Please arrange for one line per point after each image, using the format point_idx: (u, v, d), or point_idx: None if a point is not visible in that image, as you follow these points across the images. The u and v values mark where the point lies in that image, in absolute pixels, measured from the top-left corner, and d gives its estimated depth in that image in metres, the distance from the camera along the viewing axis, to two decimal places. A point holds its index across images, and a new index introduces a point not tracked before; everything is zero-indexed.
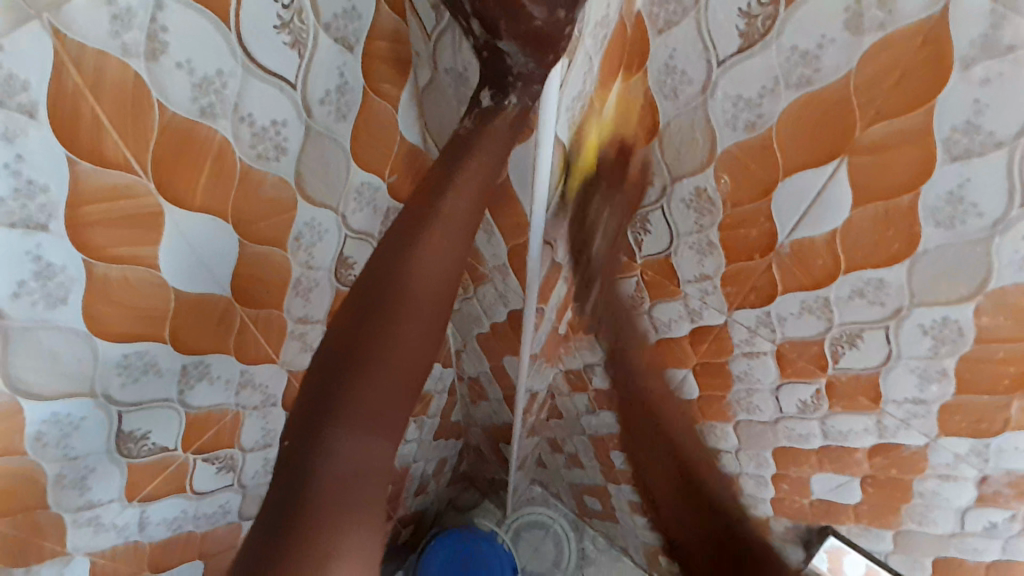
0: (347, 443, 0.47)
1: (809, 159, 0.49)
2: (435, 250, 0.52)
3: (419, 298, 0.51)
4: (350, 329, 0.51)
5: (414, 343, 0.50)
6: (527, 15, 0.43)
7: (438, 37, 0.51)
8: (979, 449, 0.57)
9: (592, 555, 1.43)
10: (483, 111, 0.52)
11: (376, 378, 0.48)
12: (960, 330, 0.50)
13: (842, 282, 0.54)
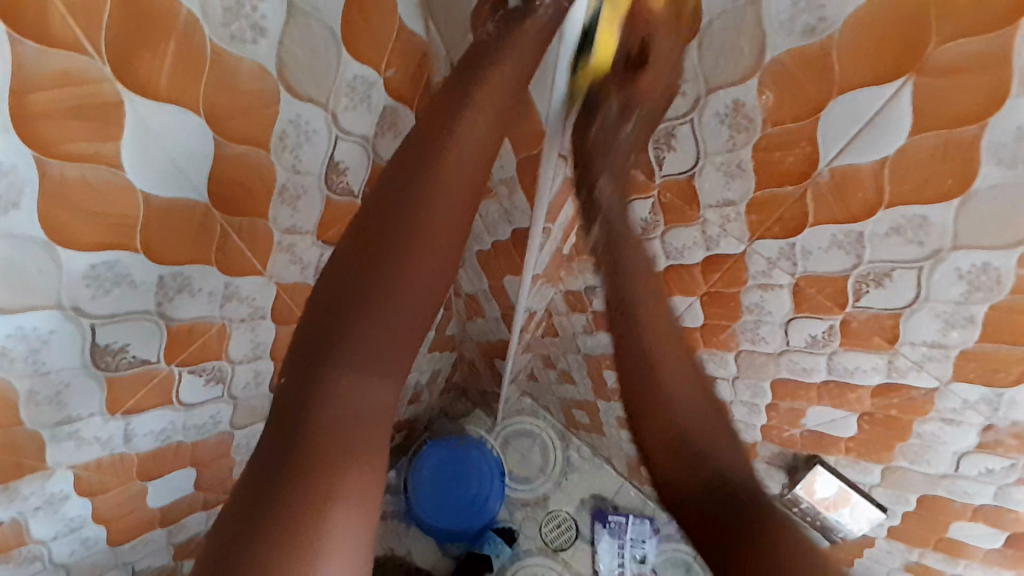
0: (350, 373, 0.50)
1: (872, 76, 0.42)
2: (448, 186, 0.50)
3: (423, 242, 0.50)
4: (347, 270, 0.50)
5: (417, 284, 0.51)
6: None
7: None
8: (990, 398, 0.57)
9: (575, 463, 1.46)
10: (510, 13, 0.50)
11: (378, 321, 0.50)
12: (999, 278, 0.47)
13: (882, 217, 0.49)
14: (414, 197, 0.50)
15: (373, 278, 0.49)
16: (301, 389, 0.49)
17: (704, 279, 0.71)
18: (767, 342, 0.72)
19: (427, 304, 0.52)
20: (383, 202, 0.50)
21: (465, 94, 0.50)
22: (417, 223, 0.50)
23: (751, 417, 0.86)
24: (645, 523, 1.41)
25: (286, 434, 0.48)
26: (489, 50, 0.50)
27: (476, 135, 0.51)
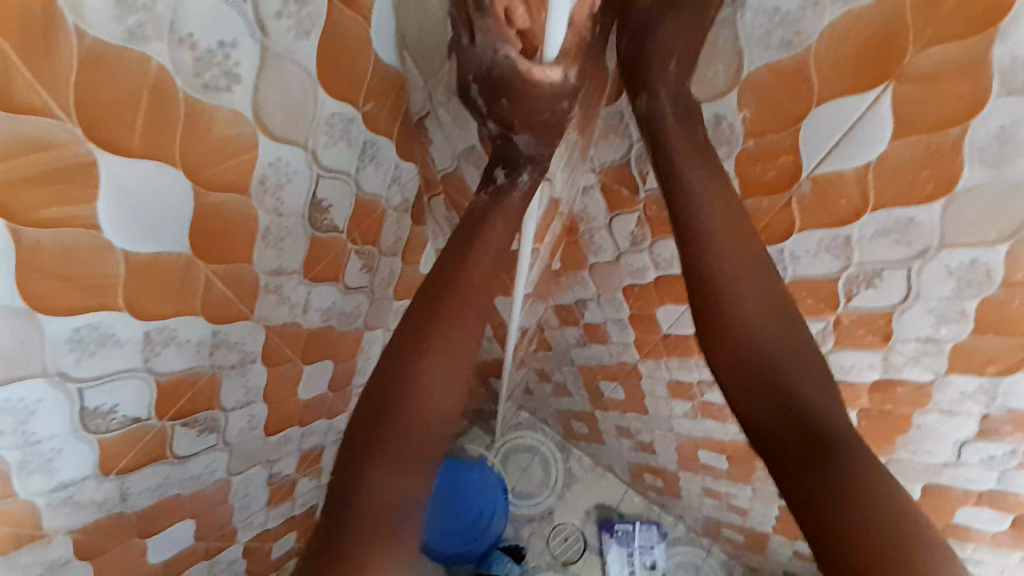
0: (382, 472, 0.54)
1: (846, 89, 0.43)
2: (463, 310, 0.58)
3: (445, 348, 0.57)
4: (386, 381, 0.57)
5: (437, 396, 0.57)
6: (535, 112, 0.50)
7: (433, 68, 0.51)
8: (987, 388, 0.57)
9: (578, 475, 1.52)
10: (497, 186, 0.58)
11: (402, 425, 0.55)
12: (989, 273, 0.47)
13: (870, 220, 0.49)
14: (430, 323, 0.57)
15: (399, 404, 0.56)
16: (350, 470, 0.55)
17: None
18: None
19: (451, 406, 0.59)
20: (409, 327, 0.58)
21: (477, 220, 0.59)
22: (436, 344, 0.57)
23: None
24: (651, 528, 1.48)
25: (338, 514, 0.54)
26: (483, 212, 0.59)
27: (484, 264, 0.59)
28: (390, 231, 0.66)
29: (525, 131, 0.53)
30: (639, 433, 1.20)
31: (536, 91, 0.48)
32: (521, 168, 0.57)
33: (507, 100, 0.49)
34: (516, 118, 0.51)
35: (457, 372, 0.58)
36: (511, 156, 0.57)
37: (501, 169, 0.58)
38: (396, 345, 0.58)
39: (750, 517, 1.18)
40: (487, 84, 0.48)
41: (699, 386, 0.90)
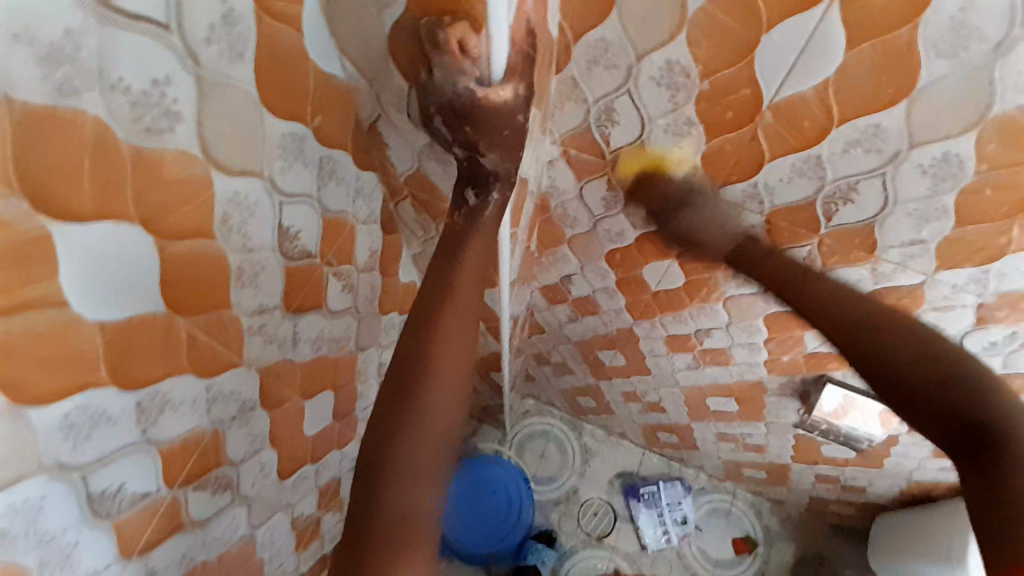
0: (399, 484, 0.53)
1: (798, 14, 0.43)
2: (459, 317, 0.57)
3: (445, 371, 0.56)
4: (393, 394, 0.55)
5: (441, 414, 0.55)
6: (495, 129, 0.51)
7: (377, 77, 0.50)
8: (978, 278, 0.59)
9: (594, 448, 1.53)
10: (470, 208, 0.59)
11: (414, 439, 0.54)
12: (961, 163, 0.48)
13: (837, 135, 0.50)
14: (429, 331, 0.56)
15: (407, 426, 0.54)
16: (366, 488, 0.54)
17: (676, 241, 0.72)
18: (751, 283, 0.73)
19: (454, 423, 0.58)
20: (408, 348, 0.56)
21: (456, 244, 0.59)
22: (436, 374, 0.55)
23: (753, 355, 0.88)
24: (675, 485, 1.50)
25: (360, 531, 0.53)
26: (461, 231, 0.59)
27: (467, 292, 0.58)
28: (363, 245, 0.64)
29: (491, 152, 0.53)
30: (646, 395, 1.21)
31: (494, 106, 0.49)
32: (490, 186, 0.57)
33: (471, 126, 0.50)
34: (482, 139, 0.52)
35: (458, 387, 0.57)
36: (479, 174, 0.56)
37: (473, 190, 0.58)
38: (400, 360, 0.56)
39: (768, 452, 1.21)
40: (456, 111, 0.49)
41: (697, 336, 0.91)
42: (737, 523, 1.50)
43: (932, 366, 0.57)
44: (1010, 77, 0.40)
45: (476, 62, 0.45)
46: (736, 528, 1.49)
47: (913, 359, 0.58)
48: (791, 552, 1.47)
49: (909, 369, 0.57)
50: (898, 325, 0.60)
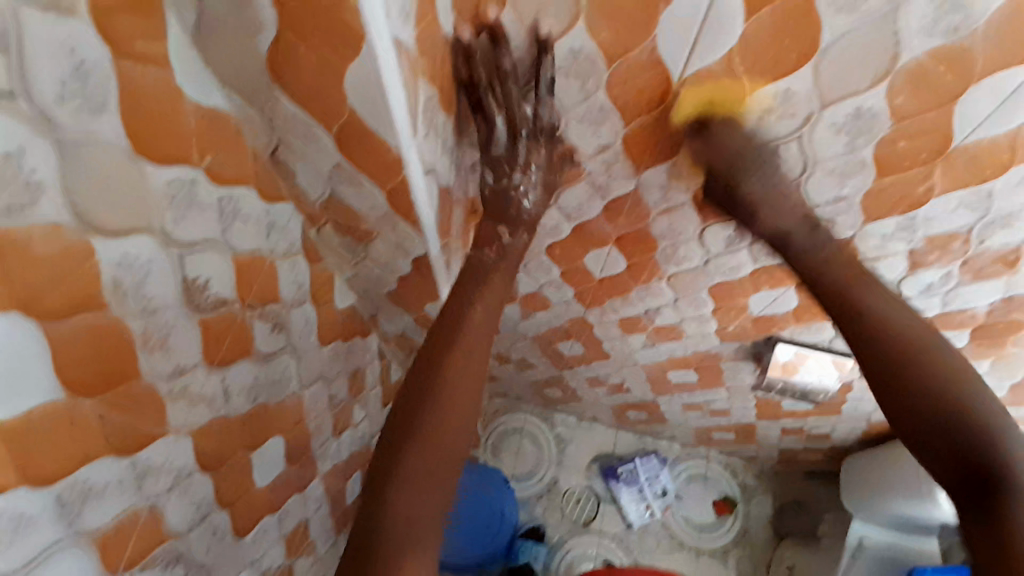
0: (407, 491, 0.50)
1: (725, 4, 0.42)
2: (480, 328, 0.57)
3: (456, 394, 0.54)
4: (409, 403, 0.54)
5: (450, 432, 0.53)
6: (537, 143, 0.56)
7: (270, 107, 0.46)
8: (905, 224, 0.59)
9: (568, 436, 1.54)
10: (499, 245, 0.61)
11: (427, 447, 0.52)
12: (874, 116, 0.47)
13: (749, 104, 0.49)
14: (452, 338, 0.56)
15: (416, 442, 0.52)
16: (371, 499, 0.51)
17: (612, 227, 0.71)
18: (690, 259, 0.73)
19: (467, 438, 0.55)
20: (427, 358, 0.56)
21: (482, 278, 0.60)
22: (447, 391, 0.54)
23: (704, 325, 0.89)
24: (651, 458, 1.52)
25: (365, 540, 0.49)
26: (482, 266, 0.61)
27: (489, 305, 0.59)
28: (288, 280, 0.61)
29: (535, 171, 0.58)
30: (610, 378, 1.21)
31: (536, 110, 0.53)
32: (515, 225, 0.62)
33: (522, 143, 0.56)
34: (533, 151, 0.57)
35: (473, 400, 0.55)
36: (507, 208, 0.60)
37: (505, 228, 0.61)
38: (416, 372, 0.56)
39: (733, 414, 1.23)
40: (535, 127, 0.55)
41: (648, 315, 0.91)
42: (715, 485, 1.53)
43: (944, 402, 0.50)
44: (910, 23, 0.40)
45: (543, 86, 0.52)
46: (715, 489, 1.52)
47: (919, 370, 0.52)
48: (769, 503, 1.51)
49: (925, 382, 0.52)
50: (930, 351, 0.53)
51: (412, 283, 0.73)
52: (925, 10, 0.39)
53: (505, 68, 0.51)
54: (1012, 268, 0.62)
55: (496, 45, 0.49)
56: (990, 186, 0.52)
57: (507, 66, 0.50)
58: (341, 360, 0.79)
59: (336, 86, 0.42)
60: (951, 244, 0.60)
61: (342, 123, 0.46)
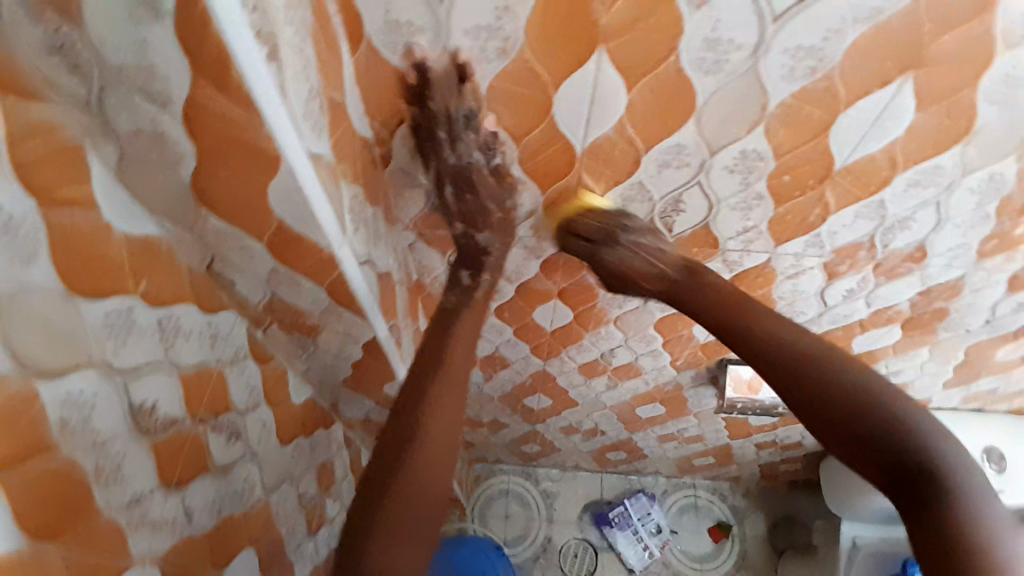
0: (383, 548, 0.50)
1: (561, 65, 0.45)
2: (453, 380, 0.59)
3: (422, 456, 0.54)
4: (382, 458, 0.55)
5: (416, 491, 0.52)
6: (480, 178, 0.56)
7: (199, 226, 0.48)
8: (814, 242, 0.63)
9: (554, 490, 1.53)
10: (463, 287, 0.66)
11: (402, 501, 0.52)
12: (760, 155, 0.52)
13: (648, 159, 0.54)
14: (426, 390, 0.57)
15: (383, 505, 0.51)
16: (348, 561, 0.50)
17: (553, 282, 0.75)
18: (630, 299, 0.77)
19: (443, 492, 0.55)
20: (403, 410, 0.57)
21: (446, 325, 0.63)
22: (423, 442, 0.55)
23: (658, 359, 0.92)
24: (640, 498, 1.51)
25: None
26: (453, 306, 0.65)
27: (460, 355, 0.61)
28: (238, 386, 0.61)
29: (481, 215, 0.60)
30: (583, 424, 1.23)
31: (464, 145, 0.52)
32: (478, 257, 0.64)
33: (462, 178, 0.56)
34: (471, 193, 0.58)
35: (447, 450, 0.56)
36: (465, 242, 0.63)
37: (465, 267, 0.66)
38: (392, 426, 0.56)
39: (707, 439, 1.25)
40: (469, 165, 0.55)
41: (604, 358, 0.93)
42: (707, 513, 1.53)
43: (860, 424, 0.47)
44: (775, 73, 0.44)
45: (464, 118, 0.50)
46: (707, 516, 1.52)
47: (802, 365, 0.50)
48: (762, 520, 1.52)
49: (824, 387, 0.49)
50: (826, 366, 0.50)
51: (365, 368, 0.73)
52: (783, 61, 0.43)
53: (435, 117, 0.50)
54: (919, 264, 0.67)
55: (416, 99, 0.49)
56: (878, 196, 0.56)
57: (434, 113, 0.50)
58: (306, 454, 0.78)
59: (258, 202, 0.44)
60: (858, 253, 0.65)
61: (271, 232, 0.48)
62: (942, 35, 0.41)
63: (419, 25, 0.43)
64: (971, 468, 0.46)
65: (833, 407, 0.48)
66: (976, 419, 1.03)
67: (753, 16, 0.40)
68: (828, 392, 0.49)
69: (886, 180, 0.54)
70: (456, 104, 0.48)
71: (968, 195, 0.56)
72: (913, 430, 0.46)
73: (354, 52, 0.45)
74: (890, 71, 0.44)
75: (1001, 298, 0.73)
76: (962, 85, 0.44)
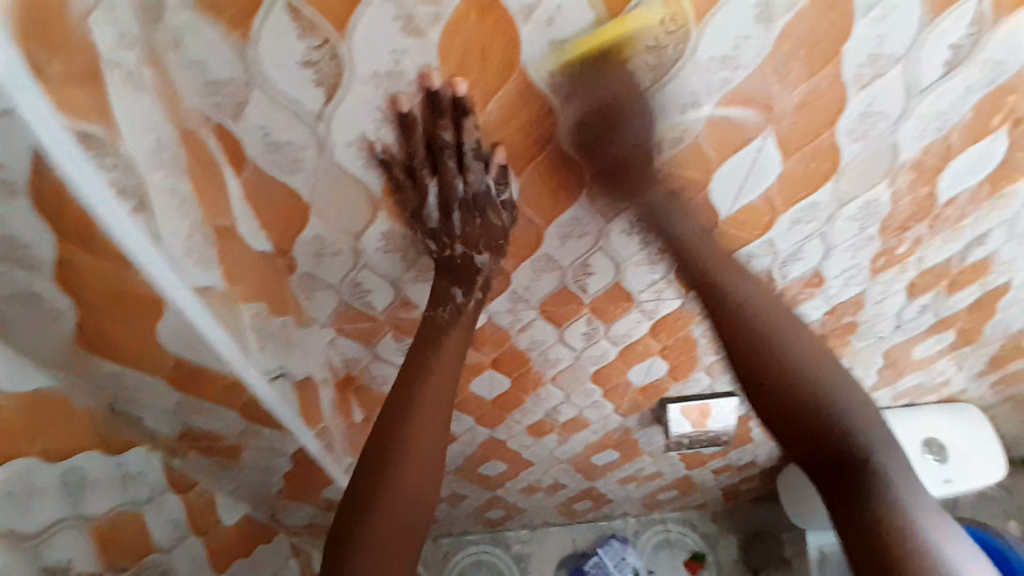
0: (369, 561, 0.51)
1: (583, 107, 0.43)
2: (434, 388, 0.56)
3: (411, 467, 0.54)
4: (367, 472, 0.54)
5: (405, 506, 0.53)
6: (491, 205, 0.51)
7: (91, 372, 0.46)
8: (720, 282, 0.66)
9: (526, 552, 1.49)
10: (457, 306, 0.58)
11: (387, 516, 0.52)
12: (651, 217, 0.55)
13: (550, 233, 0.55)
14: (410, 401, 0.55)
15: (372, 526, 0.52)
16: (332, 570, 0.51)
17: (482, 354, 0.75)
18: (562, 358, 0.78)
19: (429, 498, 0.55)
20: (386, 423, 0.55)
21: (432, 339, 0.57)
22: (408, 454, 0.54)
23: (601, 408, 0.92)
24: (612, 543, 1.48)
25: None
26: (443, 325, 0.58)
27: (447, 362, 0.57)
28: (155, 523, 0.58)
29: (482, 243, 0.54)
30: (542, 481, 1.21)
31: (472, 170, 0.47)
32: (468, 287, 0.57)
33: (468, 196, 0.50)
34: (480, 213, 0.51)
35: (432, 457, 0.55)
36: (462, 271, 0.56)
37: (458, 288, 0.57)
38: (377, 438, 0.55)
39: (665, 473, 1.26)
40: (473, 194, 0.50)
41: (549, 416, 0.93)
42: (681, 545, 1.52)
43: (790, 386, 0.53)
44: (647, 145, 0.47)
45: (468, 146, 0.45)
46: (681, 549, 1.52)
47: (759, 335, 0.56)
48: (734, 542, 1.52)
49: (756, 339, 0.56)
50: (773, 330, 0.56)
51: (300, 474, 0.70)
52: (652, 135, 0.46)
53: (440, 139, 0.45)
54: (821, 287, 0.71)
55: (427, 125, 0.44)
56: (767, 236, 0.60)
57: (440, 135, 0.44)
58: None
59: (147, 341, 0.43)
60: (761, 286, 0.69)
61: (169, 369, 0.47)
62: (789, 94, 0.45)
63: (298, 144, 0.43)
64: (881, 436, 0.50)
65: (765, 348, 0.55)
66: (908, 414, 1.08)
67: (617, 101, 0.43)
68: (796, 389, 0.53)
69: (768, 224, 0.59)
70: (464, 138, 0.44)
71: (848, 222, 0.60)
72: (823, 397, 0.52)
73: (238, 175, 0.44)
74: (752, 131, 0.48)
75: (901, 304, 0.78)
76: (817, 132, 0.49)
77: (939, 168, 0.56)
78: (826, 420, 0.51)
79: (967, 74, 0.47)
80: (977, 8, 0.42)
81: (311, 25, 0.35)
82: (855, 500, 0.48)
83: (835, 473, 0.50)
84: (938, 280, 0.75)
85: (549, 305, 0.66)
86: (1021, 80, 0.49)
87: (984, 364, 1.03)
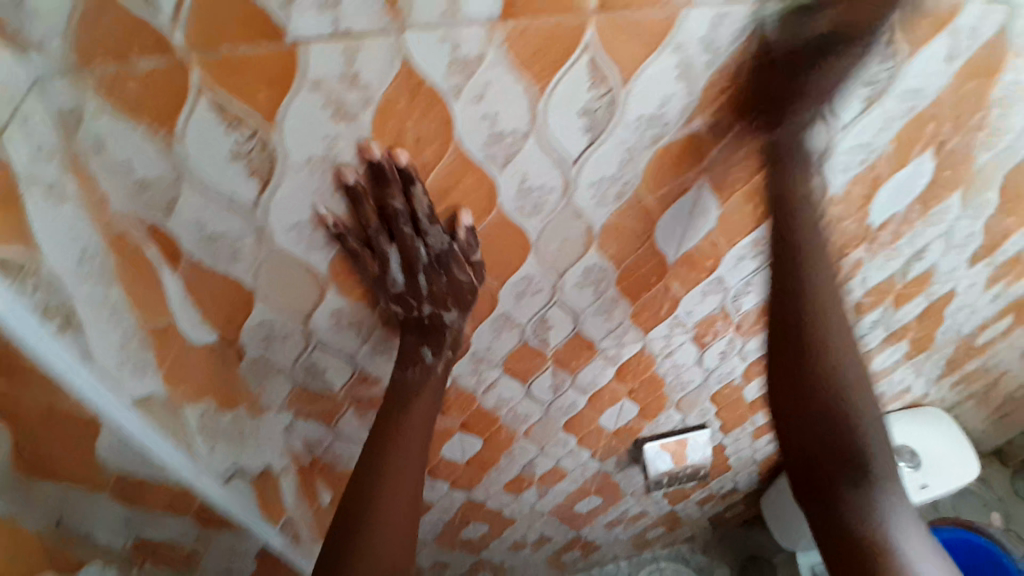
0: None
1: (522, 177, 0.44)
2: (410, 431, 0.55)
3: (393, 517, 0.51)
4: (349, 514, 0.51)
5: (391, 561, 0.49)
6: (450, 270, 0.49)
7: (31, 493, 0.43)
8: (677, 321, 0.67)
9: None
10: (429, 365, 0.56)
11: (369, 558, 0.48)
12: (601, 268, 0.56)
13: (504, 294, 0.55)
14: (388, 445, 0.54)
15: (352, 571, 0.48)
16: None
17: (450, 418, 0.73)
18: (532, 412, 0.77)
19: (410, 542, 0.52)
20: (365, 470, 0.53)
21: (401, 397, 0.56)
22: (390, 494, 0.52)
23: (577, 455, 0.91)
24: None
25: None
26: (410, 386, 0.56)
27: (423, 403, 0.56)
28: None
29: (446, 304, 0.53)
30: (527, 537, 1.17)
31: (430, 239, 0.46)
32: (439, 346, 0.55)
33: (429, 261, 0.49)
34: (442, 277, 0.50)
35: (412, 500, 0.53)
36: (427, 331, 0.55)
37: (428, 348, 0.55)
38: (356, 484, 0.53)
39: (650, 512, 1.24)
40: (432, 259, 0.49)
41: (526, 471, 0.91)
42: None
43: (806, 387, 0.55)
44: (588, 202, 0.48)
45: (421, 215, 0.44)
46: None
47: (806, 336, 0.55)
48: None
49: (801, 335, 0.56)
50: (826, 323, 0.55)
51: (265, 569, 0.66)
52: (590, 192, 0.47)
53: (389, 210, 0.43)
54: None
55: (377, 195, 0.42)
56: (716, 273, 0.62)
57: (392, 207, 0.43)
58: None
59: None
60: (716, 321, 0.70)
61: None
62: (716, 144, 0.47)
63: (235, 234, 0.42)
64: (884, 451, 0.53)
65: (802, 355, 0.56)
66: None
67: (553, 165, 0.44)
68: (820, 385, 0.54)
69: (714, 264, 0.60)
70: (416, 207, 0.43)
71: None
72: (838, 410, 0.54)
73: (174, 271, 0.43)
74: (685, 178, 0.49)
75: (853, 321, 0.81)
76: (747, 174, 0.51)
77: (869, 196, 0.59)
78: (832, 436, 0.54)
79: (884, 108, 0.50)
80: (886, 49, 0.44)
81: (238, 119, 0.35)
82: (836, 502, 0.53)
83: (826, 481, 0.54)
84: (885, 296, 0.78)
85: (511, 362, 0.65)
86: (933, 111, 0.52)
87: (940, 368, 1.06)
